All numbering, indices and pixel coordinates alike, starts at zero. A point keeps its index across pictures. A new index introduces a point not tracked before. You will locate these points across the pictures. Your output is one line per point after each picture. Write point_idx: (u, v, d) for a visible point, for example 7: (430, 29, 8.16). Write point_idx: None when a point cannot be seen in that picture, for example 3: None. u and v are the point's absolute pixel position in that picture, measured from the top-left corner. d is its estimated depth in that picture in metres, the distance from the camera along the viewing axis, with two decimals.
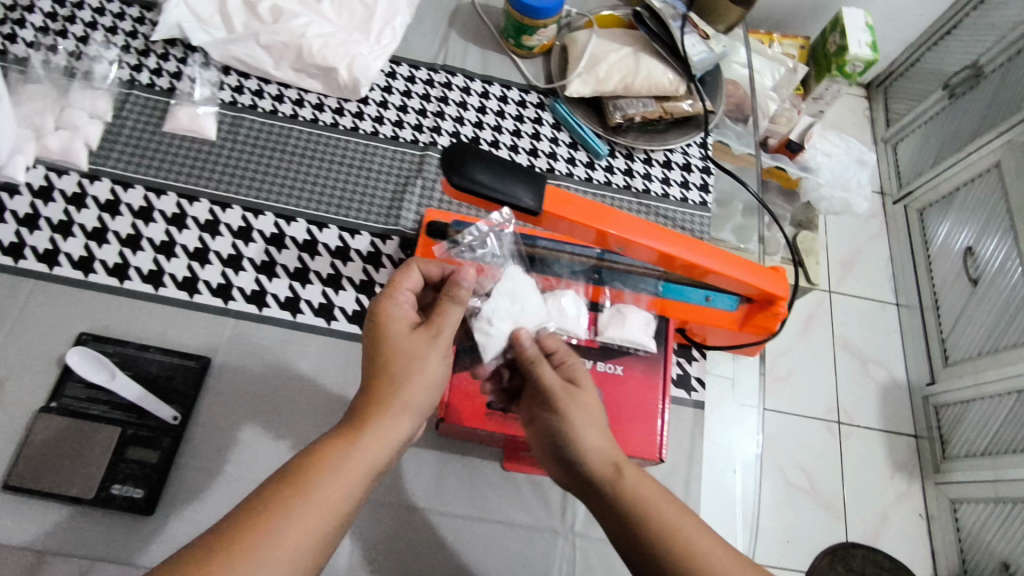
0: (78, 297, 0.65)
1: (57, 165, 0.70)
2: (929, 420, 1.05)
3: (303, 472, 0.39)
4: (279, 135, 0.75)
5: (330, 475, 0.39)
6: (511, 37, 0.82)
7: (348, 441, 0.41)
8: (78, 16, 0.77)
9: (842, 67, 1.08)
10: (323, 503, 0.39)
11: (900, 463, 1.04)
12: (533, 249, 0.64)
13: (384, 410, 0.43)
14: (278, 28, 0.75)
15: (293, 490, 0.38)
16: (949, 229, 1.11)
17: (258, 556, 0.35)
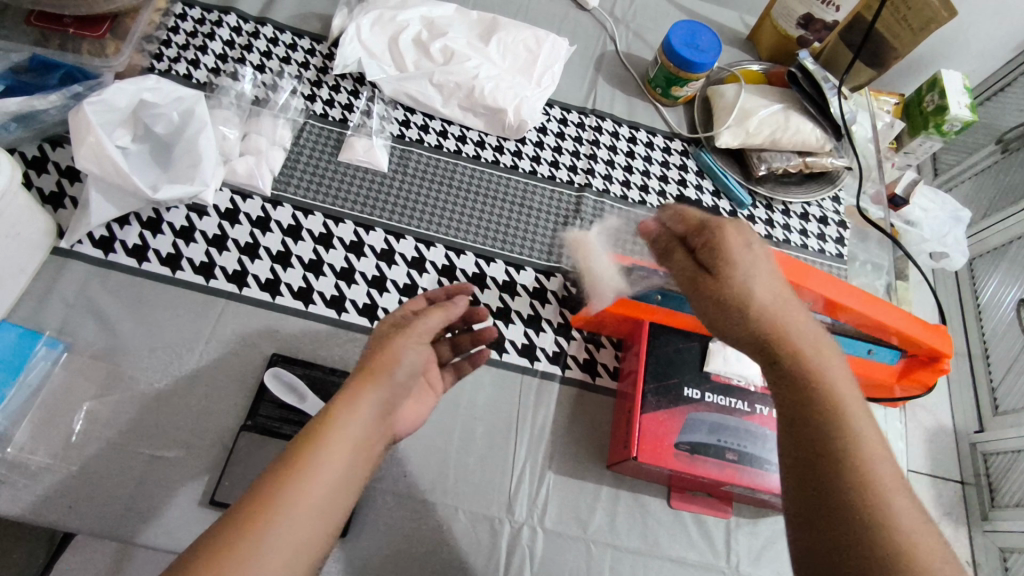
0: (268, 318, 0.67)
1: (241, 188, 0.72)
2: (977, 465, 0.81)
3: (286, 471, 0.38)
4: (446, 169, 0.78)
5: (301, 478, 0.38)
6: (659, 86, 0.86)
7: (326, 427, 0.40)
8: (254, 45, 0.81)
9: (939, 126, 0.90)
10: (297, 503, 0.37)
11: (945, 508, 0.80)
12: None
13: (359, 400, 0.42)
14: (450, 68, 0.79)
15: (269, 493, 0.37)
16: (1001, 280, 0.88)
17: (246, 558, 0.35)
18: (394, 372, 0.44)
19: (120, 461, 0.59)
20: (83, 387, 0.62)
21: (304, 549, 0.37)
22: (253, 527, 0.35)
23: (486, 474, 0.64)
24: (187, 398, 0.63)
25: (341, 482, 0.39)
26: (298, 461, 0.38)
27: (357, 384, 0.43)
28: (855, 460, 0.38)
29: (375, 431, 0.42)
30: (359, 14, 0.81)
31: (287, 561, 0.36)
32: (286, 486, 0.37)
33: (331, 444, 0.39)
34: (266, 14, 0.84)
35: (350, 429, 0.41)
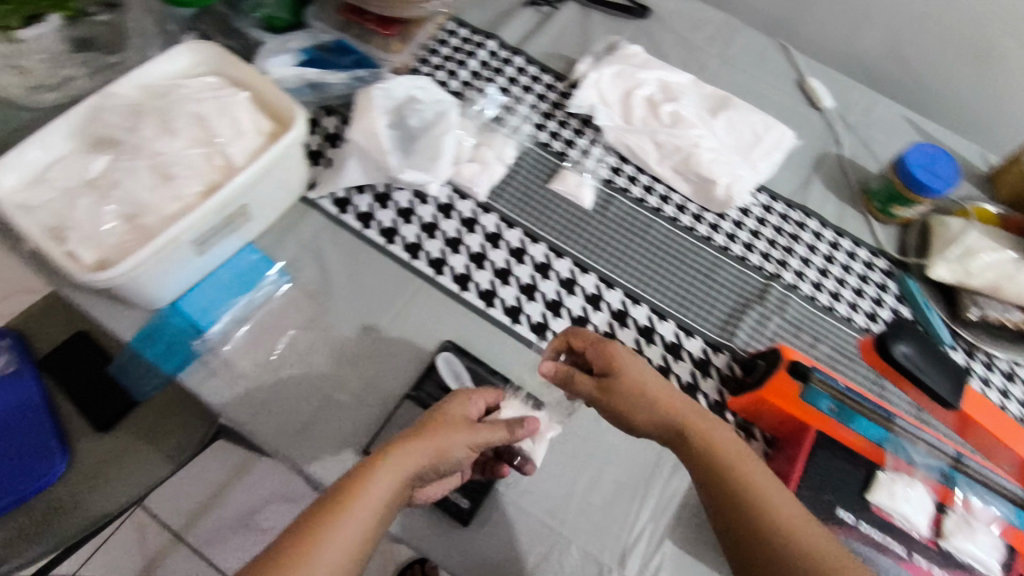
0: (451, 307, 0.73)
1: (460, 189, 0.80)
2: None
3: (324, 517, 0.42)
4: (641, 222, 0.81)
5: (327, 540, 0.41)
6: (878, 200, 0.84)
7: (362, 482, 0.45)
8: (504, 71, 0.90)
9: None
10: (325, 556, 0.41)
11: None
12: (891, 425, 0.64)
13: (400, 461, 0.47)
14: (675, 132, 0.83)
15: (297, 560, 0.40)
16: None
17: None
18: (423, 455, 0.48)
19: (302, 389, 0.67)
20: (291, 317, 0.71)
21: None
22: (289, 566, 0.40)
23: (607, 519, 0.64)
24: (368, 352, 0.70)
25: (368, 536, 0.43)
26: (325, 531, 0.42)
27: (388, 457, 0.47)
28: (740, 486, 0.49)
29: (401, 492, 0.47)
30: (603, 65, 0.88)
31: None
32: (320, 529, 0.42)
33: (366, 495, 0.44)
34: (522, 46, 0.93)
35: (386, 481, 0.45)
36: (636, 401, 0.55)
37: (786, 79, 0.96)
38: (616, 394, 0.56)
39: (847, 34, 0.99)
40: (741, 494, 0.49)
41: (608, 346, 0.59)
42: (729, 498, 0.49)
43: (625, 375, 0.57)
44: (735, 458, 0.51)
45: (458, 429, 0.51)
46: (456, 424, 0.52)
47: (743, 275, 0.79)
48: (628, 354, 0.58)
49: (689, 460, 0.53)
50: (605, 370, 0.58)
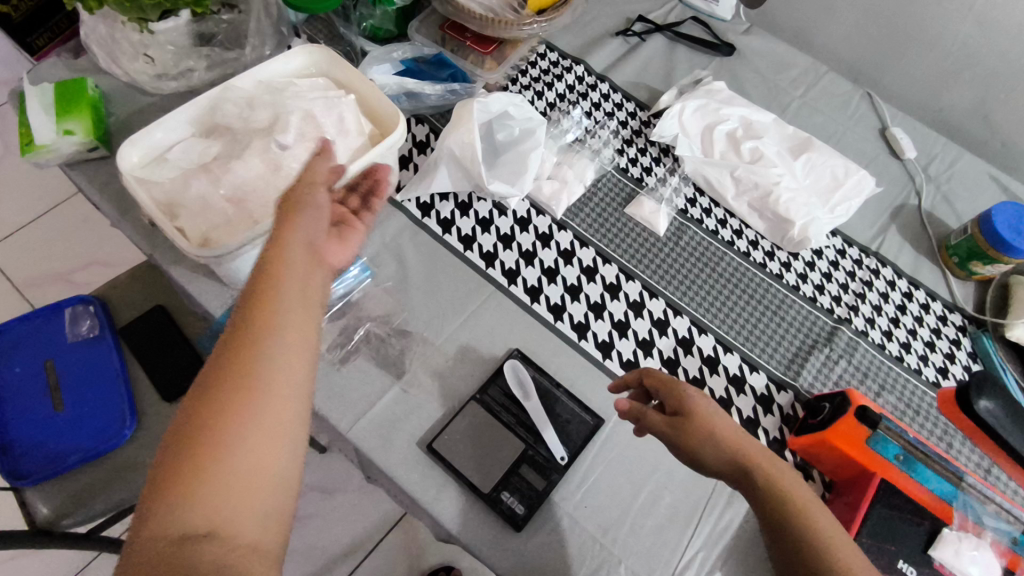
0: (521, 317, 0.75)
1: (539, 205, 0.83)
2: None
3: (230, 371, 0.42)
4: (712, 253, 0.82)
5: (250, 352, 0.42)
6: (957, 255, 0.83)
7: (253, 328, 0.44)
8: (589, 95, 0.93)
9: None
10: (251, 410, 0.41)
11: None
12: (961, 484, 0.63)
13: (280, 279, 0.46)
14: (754, 168, 0.84)
15: (223, 383, 0.41)
16: None
17: (221, 455, 0.39)
18: (303, 233, 0.49)
19: (374, 380, 0.69)
20: (368, 310, 0.74)
21: (285, 415, 0.42)
22: (215, 430, 0.40)
23: (658, 541, 0.65)
24: (438, 352, 0.72)
25: (297, 337, 0.45)
26: (246, 340, 0.43)
27: (275, 242, 0.48)
28: (808, 524, 0.49)
29: (306, 307, 0.46)
30: (687, 98, 0.90)
31: (268, 430, 0.41)
32: (239, 381, 0.41)
33: (276, 326, 0.44)
34: (607, 74, 0.96)
35: (293, 313, 0.45)
36: (712, 445, 0.55)
37: (868, 127, 0.96)
38: (687, 434, 0.56)
39: (934, 88, 0.99)
40: (815, 537, 0.49)
41: (680, 387, 0.59)
42: (795, 535, 0.49)
43: (701, 418, 0.56)
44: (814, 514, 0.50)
45: (311, 197, 0.52)
46: (312, 191, 0.53)
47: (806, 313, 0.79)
48: (702, 397, 0.58)
49: (758, 503, 0.53)
50: (677, 409, 0.58)
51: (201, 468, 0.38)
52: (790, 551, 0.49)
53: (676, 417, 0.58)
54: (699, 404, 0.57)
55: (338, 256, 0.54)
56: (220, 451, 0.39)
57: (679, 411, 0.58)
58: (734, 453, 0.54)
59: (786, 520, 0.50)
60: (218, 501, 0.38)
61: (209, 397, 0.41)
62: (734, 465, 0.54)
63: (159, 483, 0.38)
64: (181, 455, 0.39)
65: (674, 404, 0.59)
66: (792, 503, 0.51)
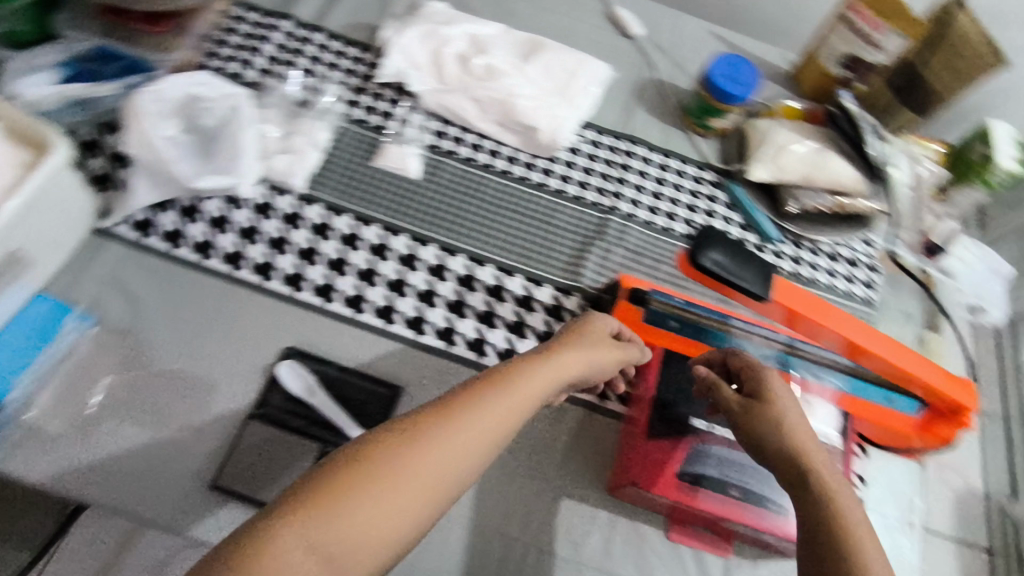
0: (287, 312, 0.69)
1: (277, 185, 0.75)
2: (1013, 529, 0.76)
3: (381, 437, 0.41)
4: (474, 182, 0.79)
5: (482, 416, 0.44)
6: (694, 115, 0.87)
7: (452, 409, 0.44)
8: (304, 50, 0.84)
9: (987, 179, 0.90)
10: (394, 464, 0.40)
11: None
12: (742, 333, 0.67)
13: (486, 393, 0.46)
14: (490, 85, 0.81)
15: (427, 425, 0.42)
16: None
17: (354, 495, 0.38)
18: (535, 386, 0.49)
19: (131, 437, 0.61)
20: (103, 363, 0.64)
21: (443, 472, 0.41)
22: (356, 471, 0.39)
23: (483, 485, 0.64)
24: (202, 381, 0.65)
25: (506, 421, 0.45)
26: (455, 399, 0.44)
27: (530, 367, 0.49)
28: (835, 513, 0.44)
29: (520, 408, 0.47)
30: (407, 28, 0.84)
31: (425, 484, 0.40)
32: (386, 449, 0.40)
33: (479, 416, 0.44)
34: (320, 21, 0.87)
35: (505, 413, 0.45)
36: (765, 415, 0.51)
37: (596, 13, 0.95)
38: (754, 413, 0.51)
39: None
40: (841, 528, 0.43)
41: (765, 371, 0.54)
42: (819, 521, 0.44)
43: (772, 407, 0.51)
44: (851, 515, 0.44)
45: (584, 347, 0.55)
46: (591, 340, 0.57)
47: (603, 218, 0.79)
48: (789, 393, 0.53)
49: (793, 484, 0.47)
50: (754, 392, 0.53)
51: (348, 486, 0.38)
52: (808, 541, 0.43)
53: (752, 397, 0.53)
54: (785, 395, 0.52)
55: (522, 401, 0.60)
56: (356, 496, 0.38)
57: (757, 389, 0.53)
58: (784, 441, 0.49)
59: (815, 504, 0.45)
60: (339, 528, 0.37)
61: (409, 429, 0.42)
62: (780, 449, 0.49)
63: (268, 524, 0.36)
64: (306, 500, 0.37)
65: (754, 387, 0.54)
66: (829, 493, 0.45)
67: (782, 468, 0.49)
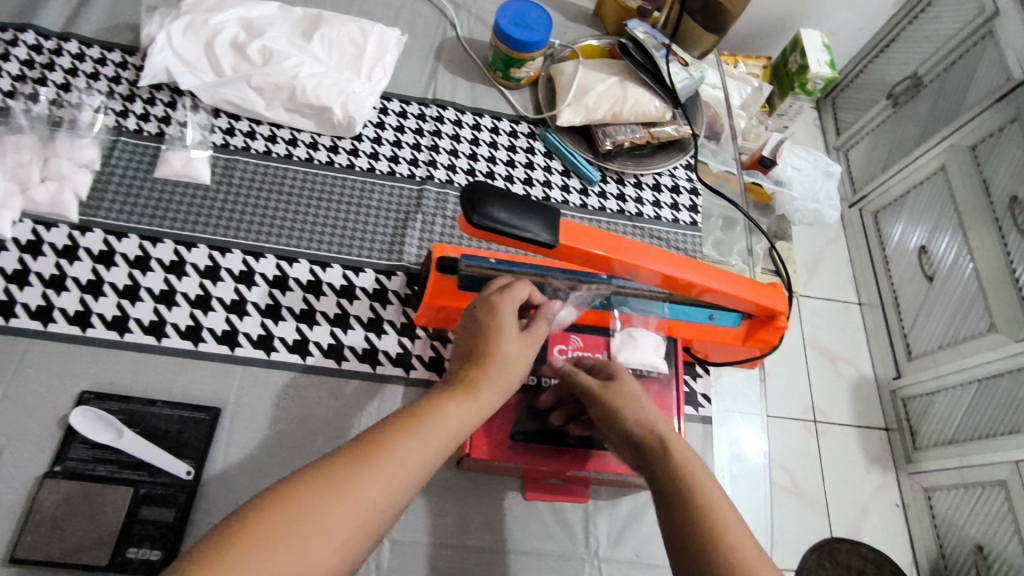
0: (75, 353, 0.62)
1: (45, 218, 0.67)
2: (898, 413, 0.99)
3: (309, 476, 0.38)
4: (275, 176, 0.74)
5: (409, 444, 0.41)
6: (498, 69, 0.84)
7: (390, 440, 0.40)
8: (57, 63, 0.75)
9: (804, 85, 1.09)
10: (331, 507, 0.37)
11: (875, 456, 0.98)
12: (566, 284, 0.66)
13: (428, 410, 0.43)
14: (269, 69, 0.75)
15: (339, 466, 0.39)
16: (906, 226, 1.05)
17: (284, 539, 0.35)
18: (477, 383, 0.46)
19: None
20: None
21: (381, 505, 0.38)
22: (273, 516, 0.36)
23: None
24: None
25: (438, 447, 0.42)
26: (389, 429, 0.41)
27: (462, 390, 0.45)
28: (688, 480, 0.45)
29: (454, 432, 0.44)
30: (169, 22, 0.76)
31: (354, 524, 0.37)
32: (315, 489, 0.37)
33: (423, 438, 0.41)
34: (70, 29, 0.78)
35: (442, 432, 0.42)
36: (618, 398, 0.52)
37: None
38: (613, 393, 0.52)
39: None
40: (696, 492, 0.45)
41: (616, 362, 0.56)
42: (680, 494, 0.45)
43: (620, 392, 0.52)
44: (702, 477, 0.46)
45: (516, 339, 0.49)
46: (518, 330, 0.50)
47: (420, 189, 0.77)
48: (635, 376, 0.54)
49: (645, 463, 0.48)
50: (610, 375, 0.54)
51: (269, 534, 0.35)
52: (674, 513, 0.45)
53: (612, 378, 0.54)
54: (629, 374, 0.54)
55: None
56: (280, 543, 0.35)
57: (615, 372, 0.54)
58: (646, 415, 0.50)
59: (669, 476, 0.46)
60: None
61: (336, 476, 0.38)
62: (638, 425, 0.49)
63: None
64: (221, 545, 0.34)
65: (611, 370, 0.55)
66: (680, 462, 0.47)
67: (638, 446, 0.49)
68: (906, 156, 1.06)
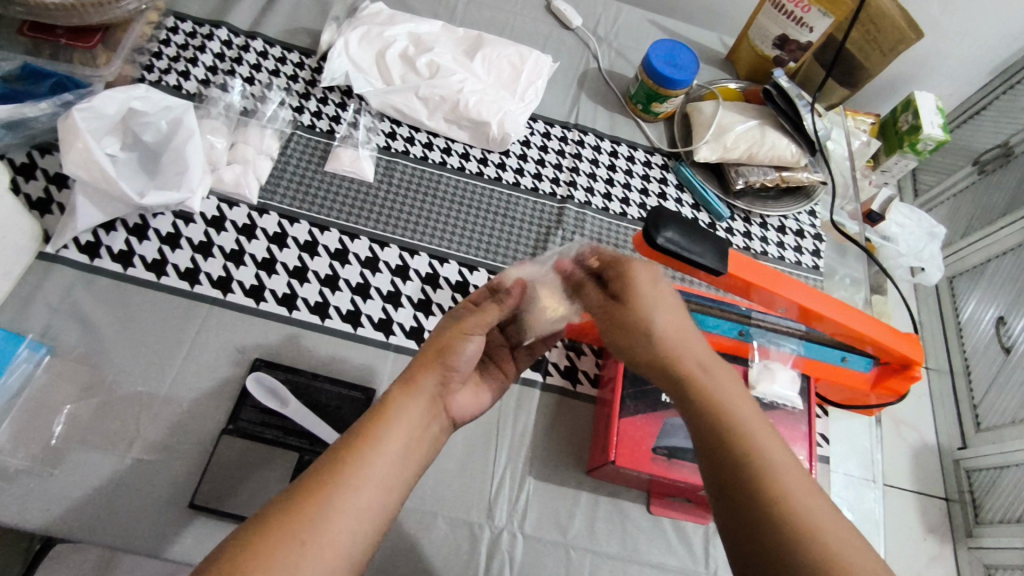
0: (251, 324, 0.68)
1: (228, 197, 0.74)
2: (960, 483, 0.88)
3: (283, 514, 0.39)
4: (430, 180, 0.79)
5: (362, 463, 0.42)
6: (640, 102, 0.88)
7: (344, 466, 0.42)
8: (244, 59, 0.83)
9: (914, 145, 0.99)
10: (318, 533, 0.39)
11: (931, 526, 0.86)
12: (706, 308, 0.69)
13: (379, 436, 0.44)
14: (435, 82, 0.81)
15: (304, 500, 0.40)
16: (979, 300, 0.96)
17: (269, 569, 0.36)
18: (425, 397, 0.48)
19: (99, 466, 0.59)
20: (63, 391, 0.62)
21: (350, 526, 0.40)
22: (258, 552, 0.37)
23: (465, 479, 0.65)
24: (170, 403, 0.63)
25: (394, 469, 0.44)
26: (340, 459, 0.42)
27: (407, 412, 0.46)
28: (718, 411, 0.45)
29: (411, 452, 0.45)
30: (347, 31, 0.83)
31: (340, 547, 0.39)
32: (290, 521, 0.38)
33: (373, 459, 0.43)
34: (256, 29, 0.85)
35: (393, 456, 0.44)
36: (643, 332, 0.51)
37: (534, 7, 0.97)
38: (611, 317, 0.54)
39: None
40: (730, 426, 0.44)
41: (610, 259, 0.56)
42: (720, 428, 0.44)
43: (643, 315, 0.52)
44: (741, 419, 0.45)
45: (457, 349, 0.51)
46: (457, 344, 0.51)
47: (562, 206, 0.81)
48: (649, 284, 0.53)
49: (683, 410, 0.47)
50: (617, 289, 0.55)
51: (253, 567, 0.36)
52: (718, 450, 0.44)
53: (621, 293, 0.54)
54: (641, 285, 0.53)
55: (465, 409, 0.53)
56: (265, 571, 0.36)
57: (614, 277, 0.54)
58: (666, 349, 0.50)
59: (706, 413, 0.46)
60: None
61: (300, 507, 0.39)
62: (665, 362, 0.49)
63: None
64: None
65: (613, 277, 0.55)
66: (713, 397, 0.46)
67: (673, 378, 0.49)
68: (991, 223, 0.97)
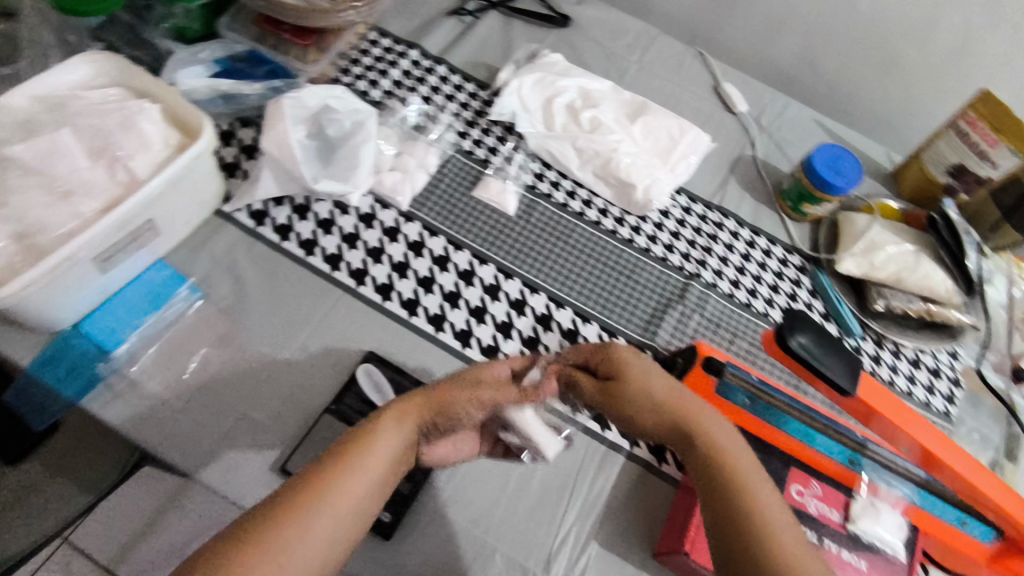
0: (373, 318, 0.73)
1: (382, 199, 0.80)
2: None
3: (281, 511, 0.43)
4: (566, 226, 0.82)
5: (351, 481, 0.47)
6: (790, 200, 0.87)
7: (338, 478, 0.46)
8: (427, 80, 0.90)
9: None
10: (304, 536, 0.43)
11: None
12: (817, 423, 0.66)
13: (372, 458, 0.48)
14: (594, 138, 0.84)
15: (301, 502, 0.44)
16: None
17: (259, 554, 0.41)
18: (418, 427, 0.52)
19: (213, 409, 0.65)
20: (203, 334, 0.69)
21: (328, 536, 0.44)
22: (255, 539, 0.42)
23: (531, 524, 0.64)
24: (287, 370, 0.68)
25: (373, 495, 0.48)
26: (337, 471, 0.47)
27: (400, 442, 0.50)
28: (722, 468, 0.49)
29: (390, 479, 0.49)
30: (524, 73, 0.89)
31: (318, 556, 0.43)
32: (285, 521, 0.43)
33: (362, 479, 0.47)
34: (444, 56, 0.93)
35: (377, 477, 0.48)
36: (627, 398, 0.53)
37: (703, 85, 0.99)
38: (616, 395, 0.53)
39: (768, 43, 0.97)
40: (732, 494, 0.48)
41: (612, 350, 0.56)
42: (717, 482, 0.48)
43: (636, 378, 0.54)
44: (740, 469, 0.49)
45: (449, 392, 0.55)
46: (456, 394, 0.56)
47: (687, 282, 0.80)
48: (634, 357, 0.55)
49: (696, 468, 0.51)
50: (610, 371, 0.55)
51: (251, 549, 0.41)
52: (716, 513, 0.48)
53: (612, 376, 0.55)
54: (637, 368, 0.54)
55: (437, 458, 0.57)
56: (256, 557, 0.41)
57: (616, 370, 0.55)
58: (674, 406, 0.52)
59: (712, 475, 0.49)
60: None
61: (297, 509, 0.44)
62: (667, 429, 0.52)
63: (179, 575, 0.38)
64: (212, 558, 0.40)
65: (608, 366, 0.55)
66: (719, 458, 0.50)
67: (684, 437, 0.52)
68: None
